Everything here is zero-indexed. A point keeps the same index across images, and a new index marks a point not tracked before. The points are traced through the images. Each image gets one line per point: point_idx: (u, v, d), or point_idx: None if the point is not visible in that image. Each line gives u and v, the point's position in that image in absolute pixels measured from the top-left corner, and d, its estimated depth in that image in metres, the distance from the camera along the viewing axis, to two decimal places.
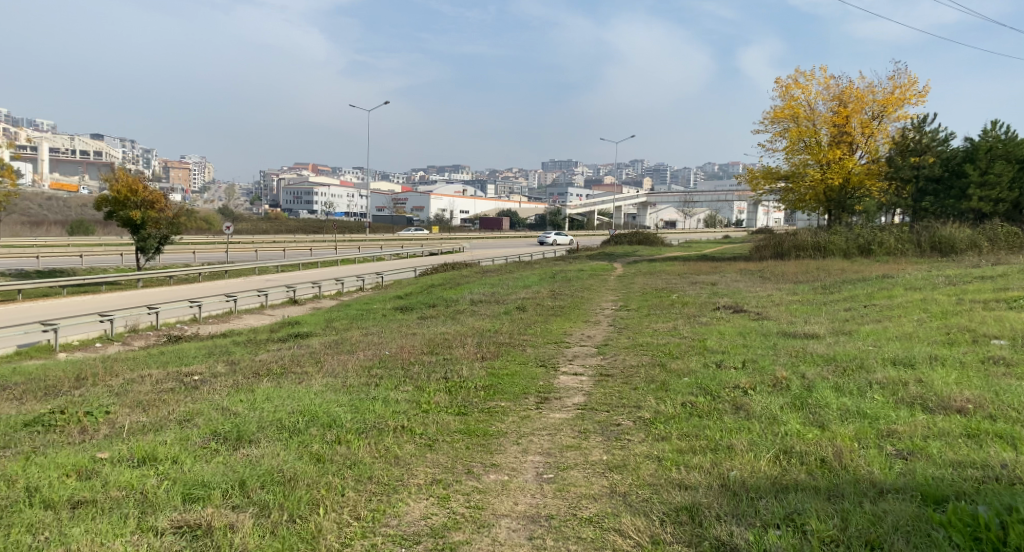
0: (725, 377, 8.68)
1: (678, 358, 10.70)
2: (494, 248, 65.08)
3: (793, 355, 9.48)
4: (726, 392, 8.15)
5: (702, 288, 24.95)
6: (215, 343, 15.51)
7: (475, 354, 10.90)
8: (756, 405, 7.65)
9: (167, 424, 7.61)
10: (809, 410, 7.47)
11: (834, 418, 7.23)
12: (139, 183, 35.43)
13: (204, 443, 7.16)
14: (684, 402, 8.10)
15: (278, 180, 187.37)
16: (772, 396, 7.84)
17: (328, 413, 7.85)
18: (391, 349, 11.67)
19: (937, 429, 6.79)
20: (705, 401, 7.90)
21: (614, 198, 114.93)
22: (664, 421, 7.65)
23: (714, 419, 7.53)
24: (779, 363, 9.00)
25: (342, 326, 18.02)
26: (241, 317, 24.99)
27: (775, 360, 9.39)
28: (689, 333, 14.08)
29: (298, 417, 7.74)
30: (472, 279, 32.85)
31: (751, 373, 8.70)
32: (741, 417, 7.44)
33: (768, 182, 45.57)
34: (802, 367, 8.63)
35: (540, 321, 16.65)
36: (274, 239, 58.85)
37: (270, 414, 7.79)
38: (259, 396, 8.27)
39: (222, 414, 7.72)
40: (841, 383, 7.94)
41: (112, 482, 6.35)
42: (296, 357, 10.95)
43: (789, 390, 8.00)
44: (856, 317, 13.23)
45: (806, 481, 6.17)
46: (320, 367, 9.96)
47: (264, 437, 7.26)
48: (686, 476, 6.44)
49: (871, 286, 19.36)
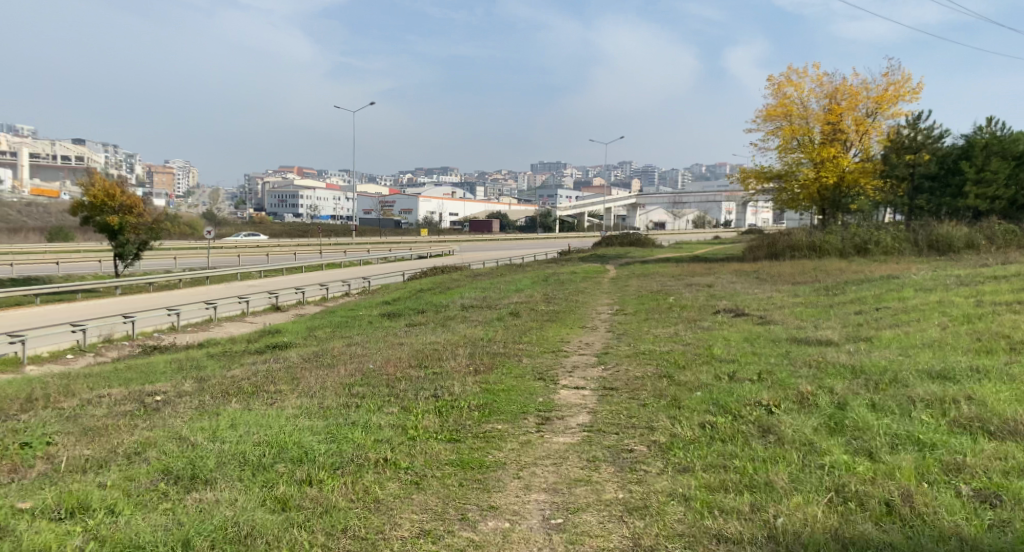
0: (743, 392, 7.95)
1: (685, 369, 9.94)
2: (484, 251, 64.31)
3: (813, 366, 8.77)
4: (748, 412, 7.42)
5: (698, 290, 24.28)
6: (189, 355, 14.65)
7: (467, 368, 10.09)
8: (789, 431, 6.93)
9: (113, 460, 6.79)
10: (853, 437, 6.72)
11: (884, 447, 6.51)
12: (117, 188, 34.44)
13: (150, 484, 6.36)
14: (702, 424, 7.36)
15: (265, 184, 186.03)
16: (803, 419, 7.10)
17: (299, 443, 7.03)
18: (377, 362, 10.86)
19: (1015, 462, 6.05)
20: (727, 425, 7.18)
21: (604, 199, 114.35)
22: (682, 447, 6.92)
23: (741, 447, 6.80)
24: (801, 375, 8.27)
25: (325, 335, 17.18)
26: (222, 326, 24.11)
27: (796, 371, 8.66)
28: (693, 339, 13.34)
29: (265, 448, 6.93)
30: (462, 283, 32.03)
31: (772, 388, 7.96)
32: (774, 446, 6.69)
33: (761, 182, 44.96)
34: (829, 381, 7.90)
35: (535, 328, 15.87)
36: (259, 243, 57.82)
37: (232, 446, 6.96)
38: (222, 423, 7.46)
39: (178, 447, 6.91)
40: (880, 403, 7.21)
41: (28, 541, 5.51)
42: (271, 373, 10.12)
43: (821, 410, 7.25)
44: (872, 321, 12.52)
45: (879, 536, 5.40)
46: (297, 383, 9.18)
47: (222, 478, 6.43)
48: (724, 525, 5.69)
49: (877, 287, 18.69)
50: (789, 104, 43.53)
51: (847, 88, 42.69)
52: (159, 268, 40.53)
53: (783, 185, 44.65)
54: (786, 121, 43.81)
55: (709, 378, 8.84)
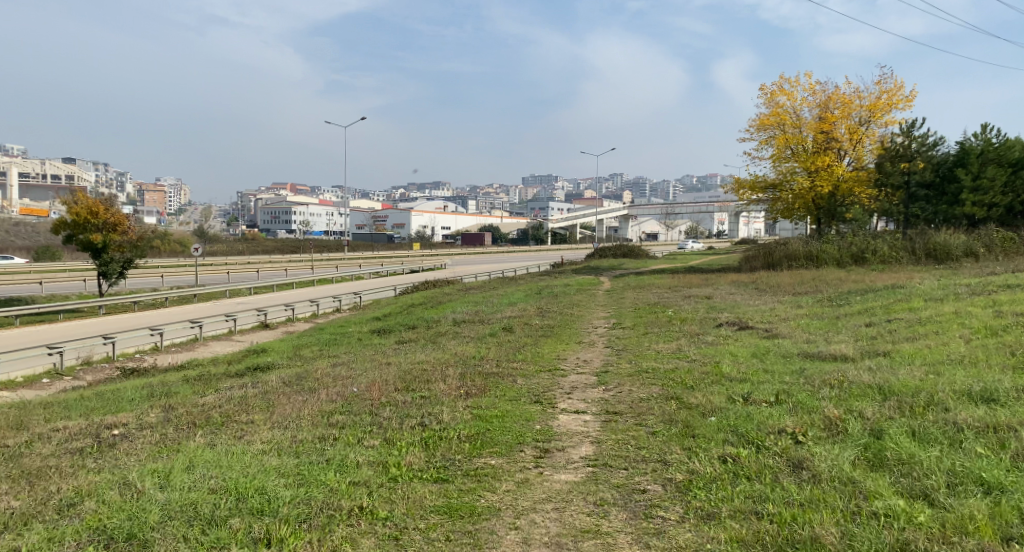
0: (763, 419, 7.30)
1: (695, 389, 9.23)
2: (477, 264, 63.50)
3: (834, 386, 8.12)
4: (772, 444, 6.81)
5: (696, 302, 23.61)
6: (165, 379, 13.83)
7: (458, 391, 9.33)
8: (823, 468, 6.28)
9: (42, 516, 6.01)
10: (901, 478, 6.06)
11: (939, 490, 5.84)
12: (100, 205, 33.57)
13: (79, 548, 5.58)
14: (720, 458, 6.75)
15: (256, 201, 185.11)
16: (837, 455, 6.45)
17: (262, 490, 6.29)
18: (362, 384, 10.10)
19: None
20: (751, 462, 6.52)
21: (596, 211, 113.65)
22: (702, 489, 6.26)
23: (770, 488, 6.15)
24: (825, 399, 7.59)
25: (312, 355, 16.37)
26: (207, 346, 23.25)
27: (816, 392, 8.01)
28: (697, 356, 12.62)
29: (222, 497, 6.18)
30: (453, 297, 31.25)
31: (795, 416, 7.29)
32: (809, 489, 6.03)
33: (755, 192, 44.42)
34: (858, 408, 7.24)
35: (531, 344, 15.09)
36: (248, 260, 56.95)
37: (181, 495, 6.21)
38: (177, 465, 6.72)
39: (121, 499, 6.15)
40: (924, 435, 6.56)
41: None
42: (246, 400, 9.36)
43: (856, 445, 6.59)
44: (886, 334, 11.84)
45: None
46: (270, 411, 8.47)
47: (165, 539, 5.67)
48: None
49: (884, 298, 18.02)
50: (782, 113, 43.16)
51: (840, 97, 42.40)
52: (145, 287, 39.60)
53: (777, 195, 44.12)
54: (779, 130, 43.41)
55: (721, 400, 8.17)
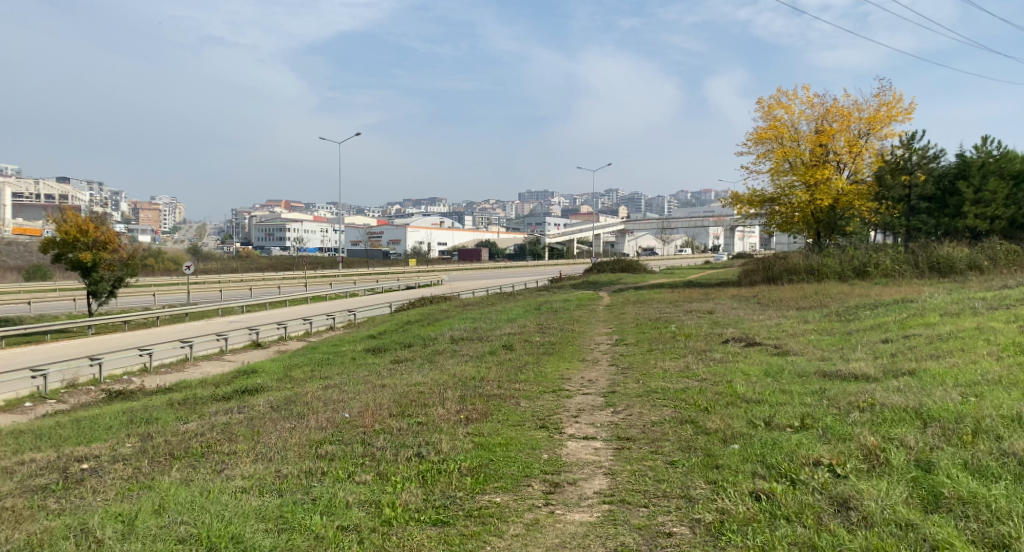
0: (794, 450, 6.83)
1: (710, 412, 8.68)
2: (474, 280, 62.86)
3: (863, 410, 7.60)
4: (809, 479, 6.33)
5: (699, 317, 23.07)
6: (150, 403, 13.18)
7: (458, 416, 8.73)
8: (875, 509, 5.80)
9: None
10: (970, 522, 5.59)
11: (1016, 539, 5.34)
12: (90, 223, 33.00)
13: None
14: (752, 495, 6.26)
15: (252, 219, 184.55)
16: (891, 494, 5.97)
17: (239, 537, 5.71)
18: (356, 409, 9.51)
19: None
20: (790, 500, 6.05)
21: (593, 226, 113.33)
22: (737, 531, 5.78)
23: (817, 532, 5.66)
24: (859, 428, 7.11)
25: (304, 376, 15.75)
26: (198, 366, 22.59)
27: (845, 417, 7.48)
28: (707, 374, 12.05)
29: (193, 548, 5.61)
30: (450, 314, 30.62)
31: (830, 448, 6.81)
32: (865, 536, 5.54)
33: (753, 206, 43.97)
34: (900, 440, 6.76)
35: (532, 363, 14.50)
36: (242, 278, 56.32)
37: (148, 543, 5.64)
38: (146, 507, 6.16)
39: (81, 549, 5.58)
40: (982, 469, 6.10)
41: None
42: (231, 427, 8.80)
43: (910, 484, 6.11)
44: (907, 351, 11.29)
45: None
46: (255, 440, 7.92)
47: None
48: None
49: (895, 312, 17.49)
50: (780, 126, 42.77)
51: (839, 109, 42.01)
52: (135, 306, 38.90)
53: (776, 208, 43.69)
54: (777, 143, 43.05)
55: (740, 425, 7.64)
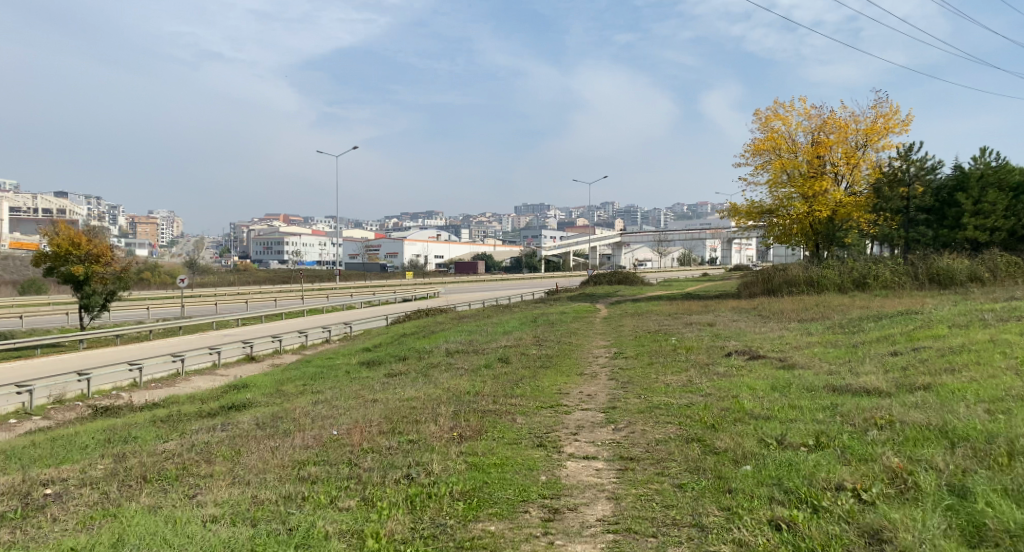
0: (814, 473, 6.42)
1: (718, 429, 8.25)
2: (471, 292, 62.34)
3: (884, 429, 7.19)
4: (834, 506, 5.94)
5: (700, 329, 22.62)
6: (134, 420, 12.68)
7: (451, 433, 8.28)
8: (912, 540, 5.41)
9: None
10: None
11: None
12: (82, 236, 32.47)
13: None
14: (772, 523, 5.86)
15: (248, 232, 184.11)
16: (929, 523, 5.59)
17: None
18: (346, 425, 9.04)
19: None
20: (813, 531, 5.65)
21: (590, 239, 113.03)
22: None
23: None
24: (882, 449, 6.71)
25: (295, 391, 15.25)
26: (188, 381, 22.07)
27: (864, 436, 7.09)
28: (712, 389, 11.59)
29: None
30: (446, 326, 30.13)
31: (854, 472, 6.41)
32: None
33: (751, 217, 43.63)
34: (930, 463, 6.37)
35: (529, 377, 14.00)
36: (237, 291, 55.77)
37: None
38: (106, 540, 5.72)
39: None
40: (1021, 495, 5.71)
41: None
42: (213, 446, 8.36)
43: (947, 514, 5.72)
44: (919, 365, 10.85)
45: None
46: (235, 463, 7.49)
47: None
48: None
49: (901, 324, 17.07)
50: (778, 138, 42.52)
51: (837, 121, 41.79)
52: (128, 320, 38.34)
53: (774, 220, 43.37)
54: (775, 154, 42.80)
55: (750, 443, 7.24)
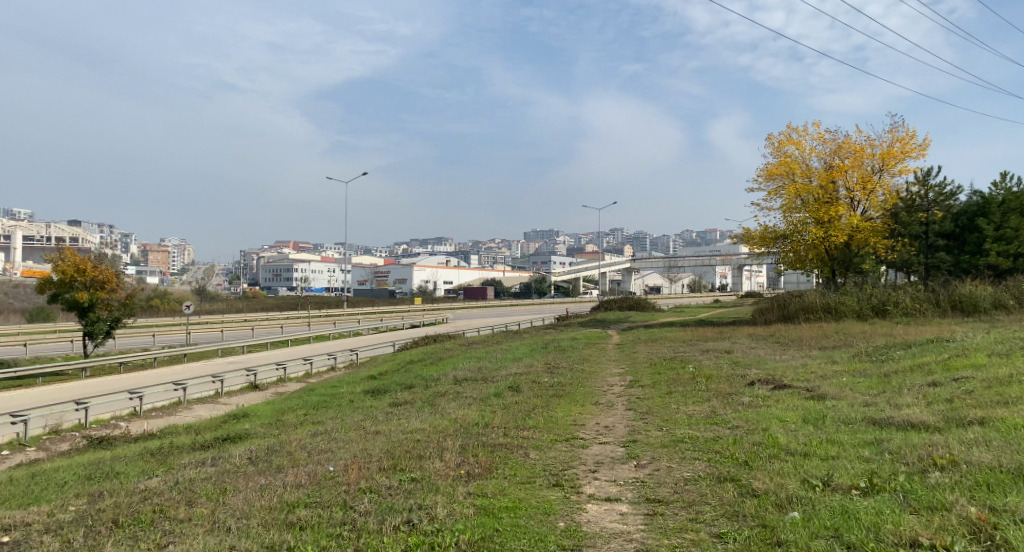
0: (877, 526, 5.71)
1: (752, 466, 7.51)
2: (480, 319, 61.51)
3: (946, 470, 6.50)
4: None
5: (717, 356, 21.81)
6: (125, 452, 11.97)
7: (458, 470, 7.58)
8: None
9: None
10: None
11: None
12: (88, 262, 31.99)
13: None
14: None
15: (257, 259, 184.20)
16: None
17: None
18: (344, 460, 8.35)
19: None
20: None
21: (600, 265, 112.33)
22: None
23: None
24: (953, 498, 5.98)
25: (297, 421, 14.55)
26: (190, 410, 21.39)
27: (925, 480, 6.39)
28: (739, 421, 10.81)
29: None
30: (455, 353, 29.41)
31: (923, 525, 5.69)
32: None
33: (766, 243, 42.88)
34: (1009, 517, 5.64)
35: (542, 406, 13.24)
36: (244, 318, 55.22)
37: None
38: None
39: None
40: None
41: None
42: (200, 483, 7.71)
43: None
44: (965, 398, 10.07)
45: None
46: (222, 506, 6.84)
47: None
48: None
49: (932, 353, 16.26)
50: (791, 162, 41.91)
51: (851, 145, 41.19)
52: (133, 347, 37.71)
53: (788, 246, 42.61)
54: (788, 179, 42.12)
55: (792, 486, 6.55)
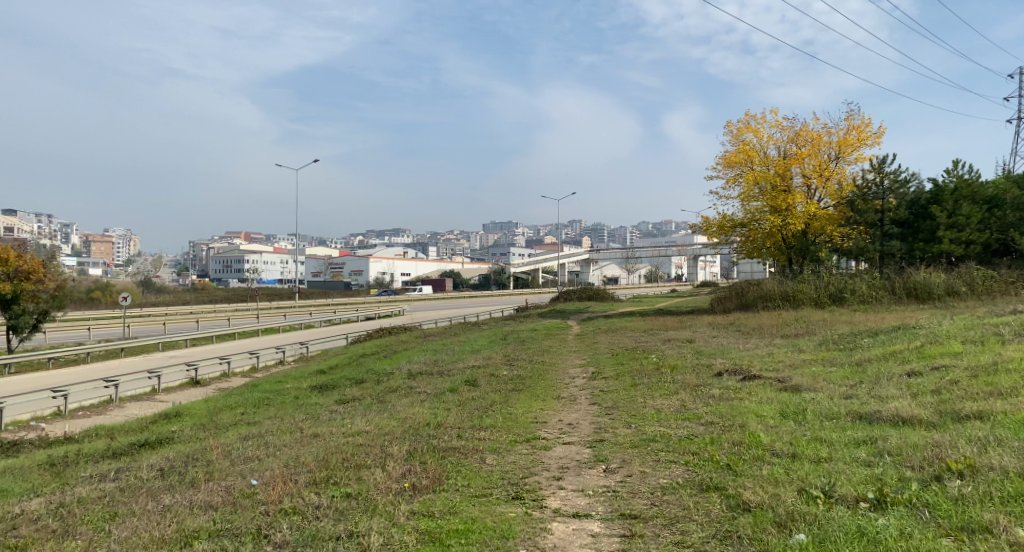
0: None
1: (735, 471, 6.75)
2: (437, 311, 60.21)
3: (968, 479, 5.92)
4: None
5: (680, 346, 21.11)
6: (30, 461, 10.70)
7: (398, 484, 6.69)
8: None
9: None
10: None
11: None
12: (12, 251, 29.96)
13: None
14: None
15: (208, 251, 179.60)
16: None
17: None
18: (267, 471, 7.40)
19: None
20: None
21: (557, 256, 111.78)
22: None
23: None
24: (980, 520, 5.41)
25: (230, 422, 13.35)
26: (122, 408, 20.00)
27: (948, 492, 5.83)
28: (712, 416, 9.97)
29: None
30: (409, 346, 28.28)
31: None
32: None
33: (724, 231, 42.46)
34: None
35: (500, 402, 12.23)
36: (189, 310, 53.03)
37: None
38: None
39: None
40: None
41: None
42: (80, 505, 6.97)
43: None
44: (952, 388, 9.39)
45: None
46: (110, 541, 6.05)
47: None
48: None
49: (903, 340, 15.72)
50: (749, 150, 41.58)
51: (809, 132, 41.02)
52: (66, 342, 35.68)
53: (746, 234, 42.29)
54: (746, 167, 41.78)
55: (790, 499, 5.95)
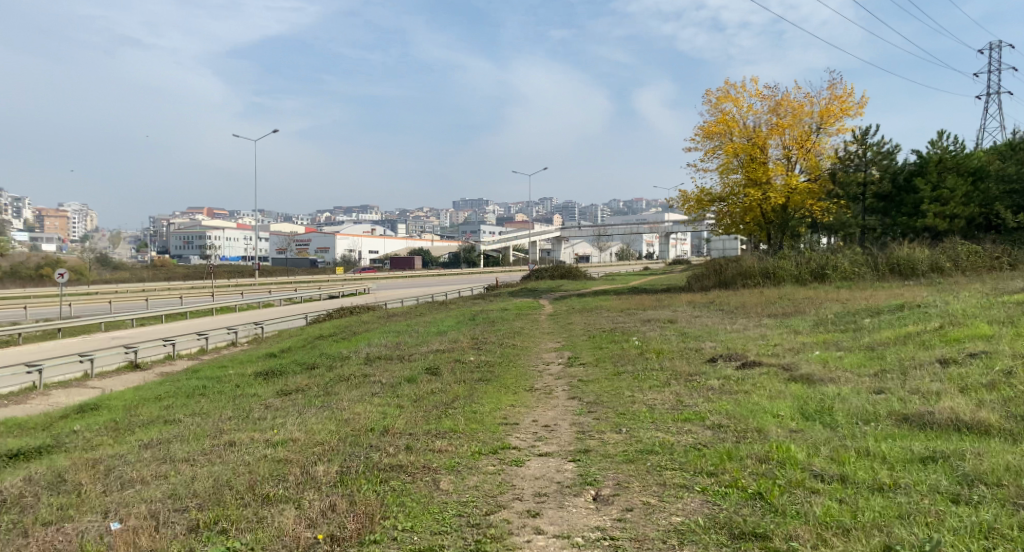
0: None
1: (761, 518, 5.69)
2: (404, 289, 57.93)
3: None
4: None
5: (662, 327, 19.39)
6: None
7: (302, 535, 5.55)
8: None
9: None
10: None
11: None
12: None
13: None
14: None
15: (169, 228, 174.30)
16: None
17: None
18: (121, 514, 6.03)
19: None
20: None
21: (530, 236, 109.42)
22: None
23: None
24: None
25: (147, 421, 11.42)
26: (47, 396, 18.02)
27: None
28: (719, 415, 8.26)
29: None
30: (370, 326, 26.41)
31: None
32: None
33: (701, 206, 40.74)
34: None
35: (464, 397, 10.37)
36: (141, 288, 50.25)
37: None
38: None
39: None
40: None
41: None
42: None
43: None
44: (1012, 383, 7.81)
45: None
46: None
47: None
48: None
49: (916, 321, 14.12)
50: (729, 120, 39.83)
51: (790, 103, 39.38)
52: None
53: (723, 209, 40.69)
54: (725, 138, 40.09)
55: None
